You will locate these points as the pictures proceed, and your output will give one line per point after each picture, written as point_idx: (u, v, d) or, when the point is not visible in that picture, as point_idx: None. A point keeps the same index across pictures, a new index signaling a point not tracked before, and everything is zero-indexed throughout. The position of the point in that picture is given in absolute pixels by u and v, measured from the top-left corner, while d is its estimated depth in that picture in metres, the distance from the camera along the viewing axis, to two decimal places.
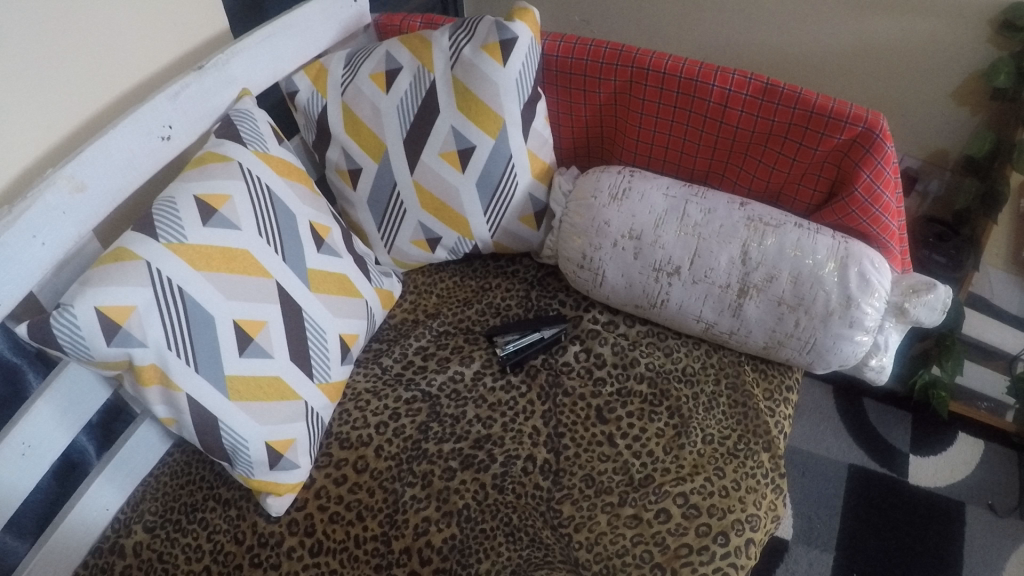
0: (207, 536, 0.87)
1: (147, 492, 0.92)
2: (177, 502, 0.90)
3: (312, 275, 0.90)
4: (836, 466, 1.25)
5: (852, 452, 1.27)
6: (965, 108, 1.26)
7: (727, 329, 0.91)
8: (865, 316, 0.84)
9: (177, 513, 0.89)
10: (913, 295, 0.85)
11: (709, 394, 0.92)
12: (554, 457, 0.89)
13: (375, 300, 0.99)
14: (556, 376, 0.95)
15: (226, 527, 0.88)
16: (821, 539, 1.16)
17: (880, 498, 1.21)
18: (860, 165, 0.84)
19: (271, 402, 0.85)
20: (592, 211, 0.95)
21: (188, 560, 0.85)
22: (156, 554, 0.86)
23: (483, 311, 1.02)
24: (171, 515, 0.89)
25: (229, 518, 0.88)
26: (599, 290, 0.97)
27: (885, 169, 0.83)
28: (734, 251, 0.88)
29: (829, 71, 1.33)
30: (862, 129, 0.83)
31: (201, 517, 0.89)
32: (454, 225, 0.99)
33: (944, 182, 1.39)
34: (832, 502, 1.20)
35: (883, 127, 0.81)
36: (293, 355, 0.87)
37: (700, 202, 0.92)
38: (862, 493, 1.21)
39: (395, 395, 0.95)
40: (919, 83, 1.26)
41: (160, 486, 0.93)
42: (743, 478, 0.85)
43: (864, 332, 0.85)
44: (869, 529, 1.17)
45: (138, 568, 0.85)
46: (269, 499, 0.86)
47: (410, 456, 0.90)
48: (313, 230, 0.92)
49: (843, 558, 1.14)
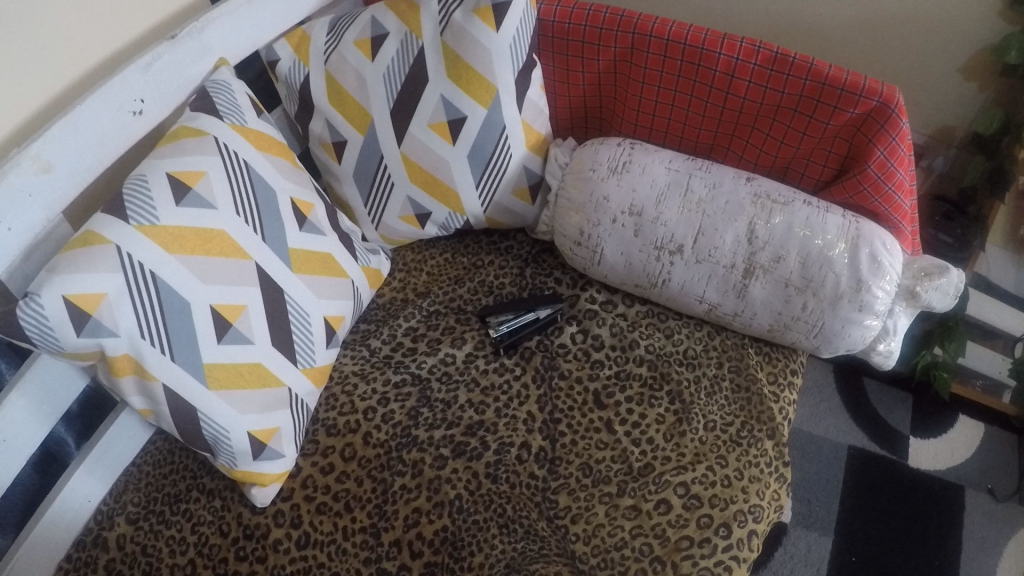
0: (192, 528, 0.84)
1: (129, 482, 0.89)
2: (161, 492, 0.87)
3: (294, 254, 0.85)
4: (835, 447, 1.22)
5: (852, 432, 1.24)
6: (972, 84, 1.22)
7: (731, 311, 0.88)
8: (876, 299, 0.80)
9: (160, 504, 0.86)
10: (925, 278, 0.81)
11: (712, 378, 0.89)
12: (550, 445, 0.86)
13: (362, 280, 0.94)
14: (551, 359, 0.92)
15: (211, 519, 0.85)
16: (820, 522, 1.14)
17: (880, 481, 1.18)
18: (873, 142, 0.80)
19: (254, 390, 0.81)
20: (591, 185, 0.90)
21: (172, 553, 0.82)
22: (140, 547, 0.83)
23: (475, 289, 0.98)
24: (155, 506, 0.86)
25: (213, 509, 0.85)
26: (597, 268, 0.93)
27: (900, 146, 0.79)
28: (740, 230, 0.84)
29: (835, 43, 1.27)
30: (877, 103, 0.78)
31: (185, 509, 0.86)
32: (444, 200, 0.94)
33: (949, 158, 1.35)
34: (831, 484, 1.18)
35: (900, 102, 0.77)
36: (275, 340, 0.83)
37: (705, 175, 0.88)
38: (862, 475, 1.19)
39: (383, 378, 0.90)
40: (931, 49, 1.21)
41: (143, 476, 0.89)
42: (746, 468, 0.82)
43: (873, 316, 0.81)
44: (869, 512, 1.15)
45: (121, 562, 0.82)
46: (254, 490, 0.83)
47: (399, 443, 0.86)
48: (295, 207, 0.87)
49: (842, 542, 1.12)
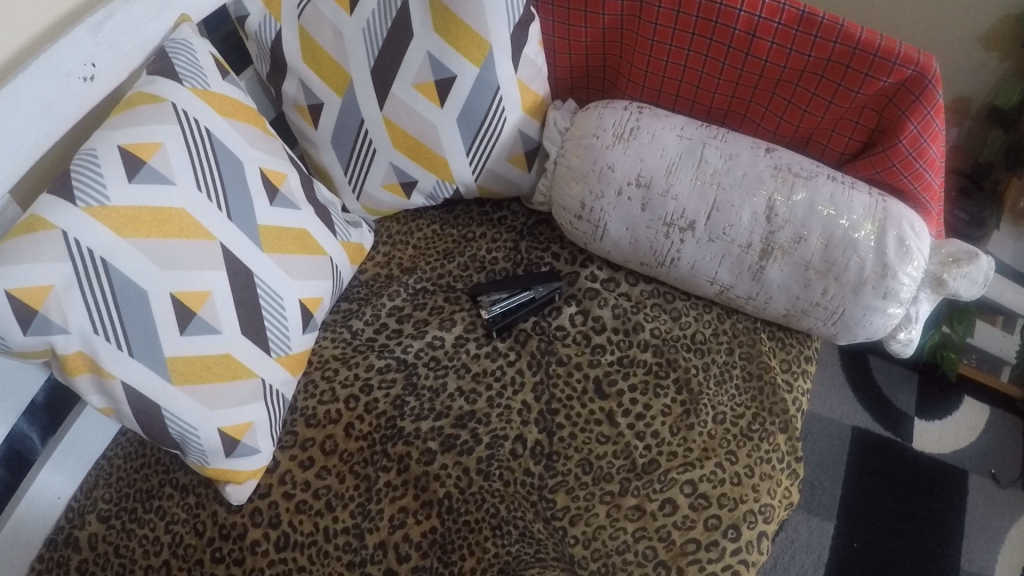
0: (166, 527, 0.78)
1: (100, 477, 0.83)
2: (132, 488, 0.81)
3: (265, 231, 0.77)
4: (838, 426, 1.17)
5: (855, 412, 1.19)
6: (993, 54, 1.20)
7: (745, 294, 0.81)
8: (901, 286, 0.73)
9: (132, 501, 0.80)
10: (954, 265, 0.75)
11: (721, 365, 0.82)
12: (547, 438, 0.80)
13: (343, 257, 0.86)
14: (549, 343, 0.85)
15: (185, 517, 0.79)
16: (822, 506, 1.10)
17: (884, 464, 1.13)
18: (906, 115, 0.72)
19: (223, 384, 0.74)
20: (593, 153, 0.82)
21: (145, 554, 0.77)
22: (112, 547, 0.78)
23: (465, 265, 0.90)
24: (126, 503, 0.80)
25: (187, 506, 0.79)
26: (599, 244, 0.86)
27: (935, 121, 0.72)
28: (758, 208, 0.76)
29: (858, 7, 1.24)
30: (912, 73, 0.70)
31: (158, 506, 0.80)
32: (431, 167, 0.86)
33: (963, 131, 1.33)
34: (834, 465, 1.13)
35: (937, 72, 0.69)
36: (245, 329, 0.75)
37: (720, 146, 0.80)
38: (866, 457, 1.14)
39: (366, 363, 0.83)
40: (955, 16, 1.18)
41: (114, 470, 0.83)
42: (757, 465, 0.76)
43: (897, 304, 0.75)
44: (873, 496, 1.10)
45: (94, 563, 0.77)
46: (228, 488, 0.77)
47: (383, 436, 0.80)
48: (265, 178, 0.79)
49: (844, 527, 1.08)
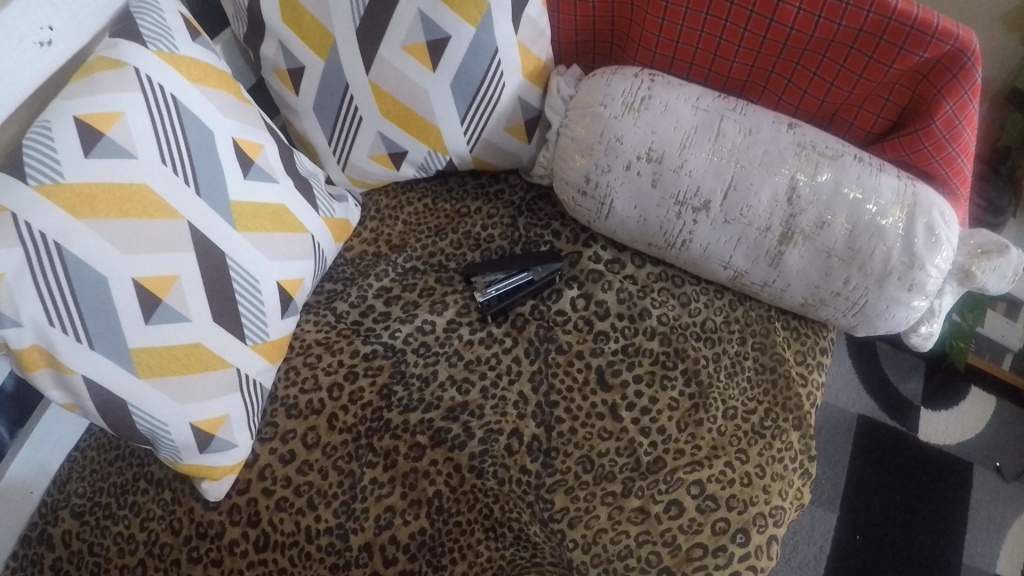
0: (141, 524, 0.74)
1: (73, 470, 0.78)
2: (106, 482, 0.76)
3: (238, 208, 0.70)
4: (843, 414, 1.12)
5: (860, 399, 1.14)
6: (1016, 33, 1.13)
7: (760, 281, 0.75)
8: (929, 279, 0.68)
9: (106, 495, 0.75)
10: (983, 258, 0.69)
11: (733, 356, 0.77)
12: (545, 434, 0.74)
13: (326, 233, 0.79)
14: (548, 329, 0.78)
15: (161, 514, 0.74)
16: (825, 495, 1.05)
17: (890, 453, 1.09)
18: (941, 93, 0.66)
19: (194, 376, 0.68)
20: (600, 123, 0.75)
21: (120, 553, 0.73)
22: (86, 545, 0.73)
23: (459, 242, 0.83)
24: (100, 498, 0.75)
25: (163, 502, 0.74)
26: (604, 223, 0.79)
27: (972, 101, 0.65)
28: (779, 187, 0.70)
29: None
30: (950, 48, 0.63)
31: (132, 502, 0.75)
32: (422, 137, 0.79)
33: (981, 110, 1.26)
34: (838, 453, 1.09)
35: (978, 48, 0.62)
36: (218, 316, 0.69)
37: (738, 119, 0.73)
38: (871, 446, 1.09)
39: (350, 350, 0.77)
40: None
41: (88, 463, 0.78)
42: (769, 464, 0.71)
43: (922, 297, 0.69)
44: (877, 487, 1.06)
45: (68, 562, 0.73)
46: (204, 484, 0.72)
47: (368, 429, 0.74)
48: (239, 150, 0.71)
49: (846, 519, 1.04)
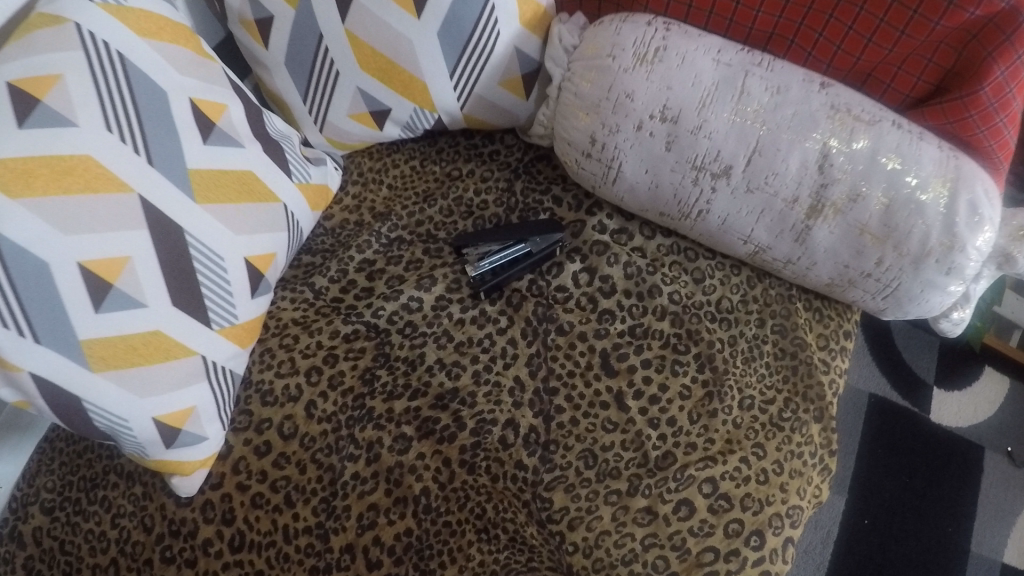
0: (112, 521, 0.69)
1: (42, 462, 0.74)
2: (76, 476, 0.72)
3: (197, 176, 0.63)
4: (854, 394, 1.05)
5: (871, 376, 1.07)
6: None
7: (783, 257, 0.68)
8: (968, 263, 0.62)
9: (76, 490, 0.71)
10: None
11: (751, 339, 0.70)
12: (543, 425, 0.67)
13: (301, 202, 0.71)
14: (548, 307, 0.71)
15: (133, 510, 0.69)
16: (834, 479, 0.99)
17: (901, 435, 1.02)
18: (992, 57, 0.58)
19: (154, 367, 0.62)
20: (609, 77, 0.67)
21: (92, 551, 0.68)
22: (57, 543, 0.69)
23: (450, 210, 0.75)
24: (70, 493, 0.71)
25: (134, 498, 0.70)
26: (610, 189, 0.72)
27: None
28: (810, 153, 0.63)
29: None
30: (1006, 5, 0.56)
31: (102, 497, 0.70)
32: (407, 93, 0.71)
33: None
34: (848, 434, 1.02)
35: None
36: (178, 300, 0.62)
37: (764, 75, 0.65)
38: (882, 427, 1.03)
39: (330, 329, 0.71)
40: None
41: (56, 455, 0.74)
42: (787, 459, 0.66)
43: (960, 281, 0.64)
44: (888, 470, 1.00)
45: (40, 561, 0.69)
46: (175, 480, 0.66)
47: (349, 418, 0.68)
48: (197, 111, 0.64)
49: (856, 502, 0.98)
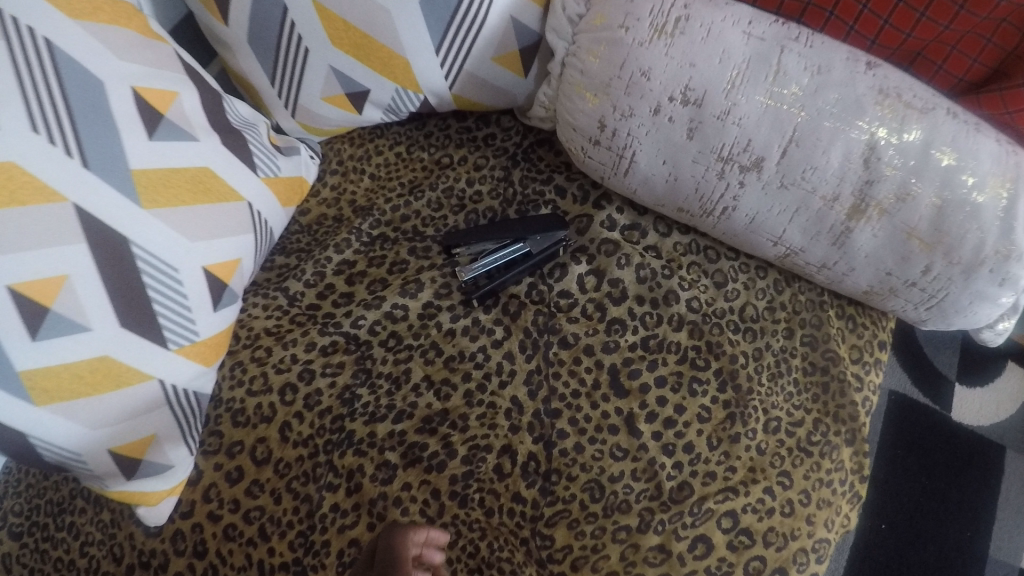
0: (81, 550, 0.64)
1: (9, 483, 0.69)
2: (42, 499, 0.66)
3: (141, 177, 0.55)
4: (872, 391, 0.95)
5: (889, 371, 0.96)
6: None
7: (817, 261, 0.61)
8: None
9: (43, 515, 0.66)
10: None
11: (779, 352, 0.63)
12: (544, 453, 0.59)
13: (269, 200, 0.64)
14: (550, 317, 0.63)
15: (101, 538, 0.63)
16: None
17: (921, 435, 0.92)
18: None
19: (103, 396, 0.55)
20: (622, 52, 0.57)
21: None
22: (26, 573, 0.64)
23: (439, 202, 0.67)
24: (37, 518, 0.66)
25: (102, 525, 0.64)
26: (622, 180, 0.64)
27: None
28: (853, 144, 0.54)
29: None
30: None
31: (70, 523, 0.65)
32: (388, 72, 0.62)
33: None
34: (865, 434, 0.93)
35: None
36: (128, 320, 0.55)
37: (803, 52, 0.55)
38: (901, 426, 0.93)
39: (305, 341, 0.63)
40: None
41: (24, 475, 0.69)
42: (815, 489, 0.59)
43: (1014, 293, 0.55)
44: (906, 472, 0.90)
45: None
46: (141, 511, 0.60)
47: (327, 443, 0.61)
48: (141, 102, 0.56)
49: (870, 505, 0.89)
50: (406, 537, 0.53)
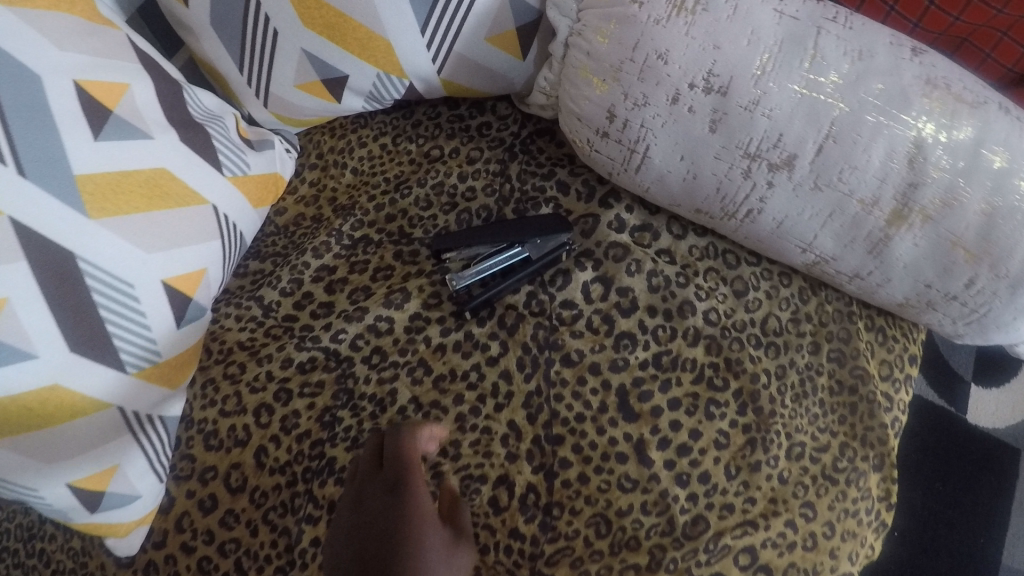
0: None
1: None
2: (13, 523, 0.62)
3: (87, 183, 0.49)
4: None
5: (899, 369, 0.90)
6: None
7: (849, 270, 0.54)
8: None
9: (14, 540, 0.62)
10: None
11: (804, 369, 0.56)
12: (544, 484, 0.53)
13: (237, 201, 0.58)
14: (551, 332, 0.57)
15: (72, 567, 0.59)
16: None
17: (934, 436, 0.86)
18: None
19: (56, 428, 0.49)
20: (635, 33, 0.50)
21: None
22: None
23: (428, 199, 0.61)
24: (8, 543, 0.62)
25: (73, 553, 0.59)
26: (633, 177, 0.57)
27: None
28: (897, 142, 0.47)
29: None
30: None
31: (41, 550, 0.60)
32: (369, 55, 0.55)
33: None
34: None
35: None
36: (80, 344, 0.49)
37: (842, 34, 0.48)
38: (912, 427, 0.87)
39: (281, 357, 0.57)
40: None
41: None
42: (840, 520, 0.53)
43: None
44: (919, 477, 0.85)
45: None
46: (110, 542, 0.55)
47: (306, 471, 0.55)
48: (86, 97, 0.49)
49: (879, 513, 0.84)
50: (415, 437, 0.49)
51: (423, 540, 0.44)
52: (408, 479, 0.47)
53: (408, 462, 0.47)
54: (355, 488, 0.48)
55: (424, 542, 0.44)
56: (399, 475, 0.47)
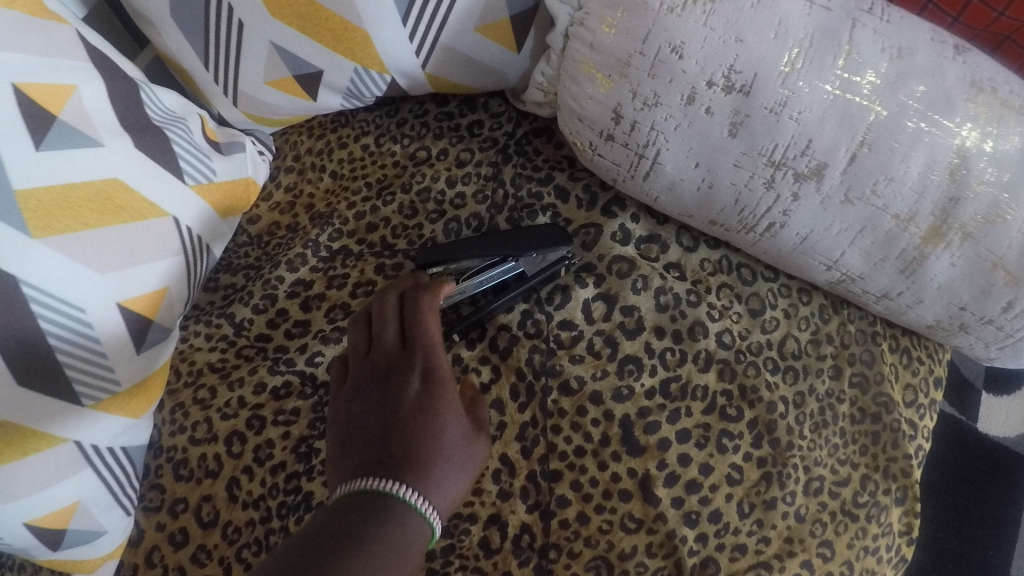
0: None
1: None
2: None
3: (29, 199, 0.43)
4: None
5: None
6: None
7: (875, 289, 0.49)
8: None
9: None
10: None
11: (824, 397, 0.51)
12: (539, 525, 0.48)
13: (200, 207, 0.53)
14: (548, 356, 0.52)
15: None
16: None
17: (940, 446, 0.81)
18: None
19: (7, 469, 0.44)
20: (644, 23, 0.44)
21: None
22: None
23: (413, 205, 0.57)
24: None
25: None
26: (639, 184, 0.51)
27: None
28: (939, 151, 0.41)
29: None
30: None
31: None
32: (346, 46, 0.49)
33: None
34: None
35: None
36: (30, 375, 0.44)
37: (879, 27, 0.42)
38: None
39: (254, 382, 0.53)
40: None
41: None
42: (859, 559, 0.48)
43: None
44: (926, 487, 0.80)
45: None
46: None
47: (281, 506, 0.50)
48: (27, 101, 0.43)
49: None
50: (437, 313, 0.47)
51: (443, 421, 0.43)
52: (433, 359, 0.45)
53: (431, 342, 0.46)
54: (374, 359, 0.46)
55: (447, 426, 0.43)
56: (424, 353, 0.45)
